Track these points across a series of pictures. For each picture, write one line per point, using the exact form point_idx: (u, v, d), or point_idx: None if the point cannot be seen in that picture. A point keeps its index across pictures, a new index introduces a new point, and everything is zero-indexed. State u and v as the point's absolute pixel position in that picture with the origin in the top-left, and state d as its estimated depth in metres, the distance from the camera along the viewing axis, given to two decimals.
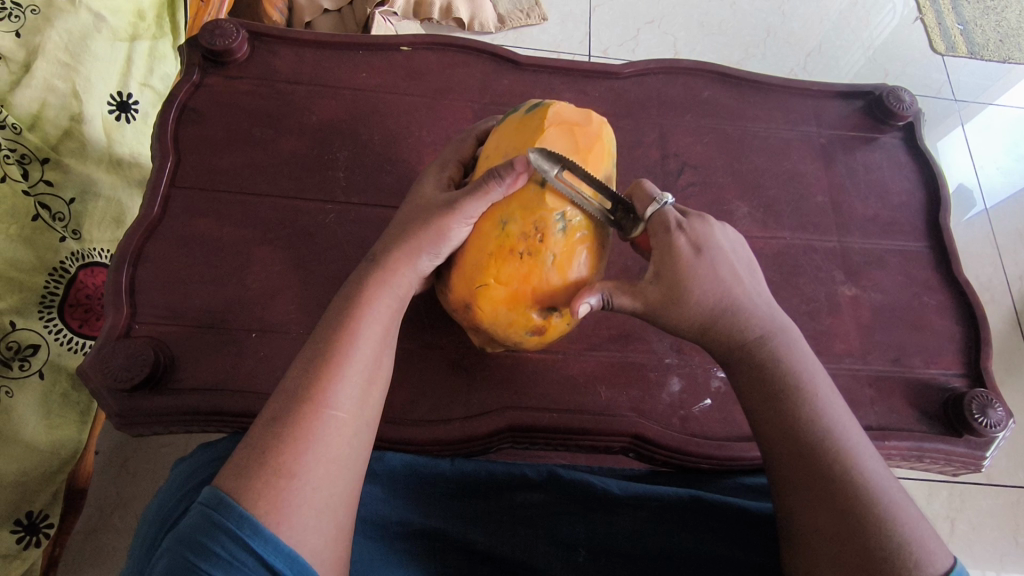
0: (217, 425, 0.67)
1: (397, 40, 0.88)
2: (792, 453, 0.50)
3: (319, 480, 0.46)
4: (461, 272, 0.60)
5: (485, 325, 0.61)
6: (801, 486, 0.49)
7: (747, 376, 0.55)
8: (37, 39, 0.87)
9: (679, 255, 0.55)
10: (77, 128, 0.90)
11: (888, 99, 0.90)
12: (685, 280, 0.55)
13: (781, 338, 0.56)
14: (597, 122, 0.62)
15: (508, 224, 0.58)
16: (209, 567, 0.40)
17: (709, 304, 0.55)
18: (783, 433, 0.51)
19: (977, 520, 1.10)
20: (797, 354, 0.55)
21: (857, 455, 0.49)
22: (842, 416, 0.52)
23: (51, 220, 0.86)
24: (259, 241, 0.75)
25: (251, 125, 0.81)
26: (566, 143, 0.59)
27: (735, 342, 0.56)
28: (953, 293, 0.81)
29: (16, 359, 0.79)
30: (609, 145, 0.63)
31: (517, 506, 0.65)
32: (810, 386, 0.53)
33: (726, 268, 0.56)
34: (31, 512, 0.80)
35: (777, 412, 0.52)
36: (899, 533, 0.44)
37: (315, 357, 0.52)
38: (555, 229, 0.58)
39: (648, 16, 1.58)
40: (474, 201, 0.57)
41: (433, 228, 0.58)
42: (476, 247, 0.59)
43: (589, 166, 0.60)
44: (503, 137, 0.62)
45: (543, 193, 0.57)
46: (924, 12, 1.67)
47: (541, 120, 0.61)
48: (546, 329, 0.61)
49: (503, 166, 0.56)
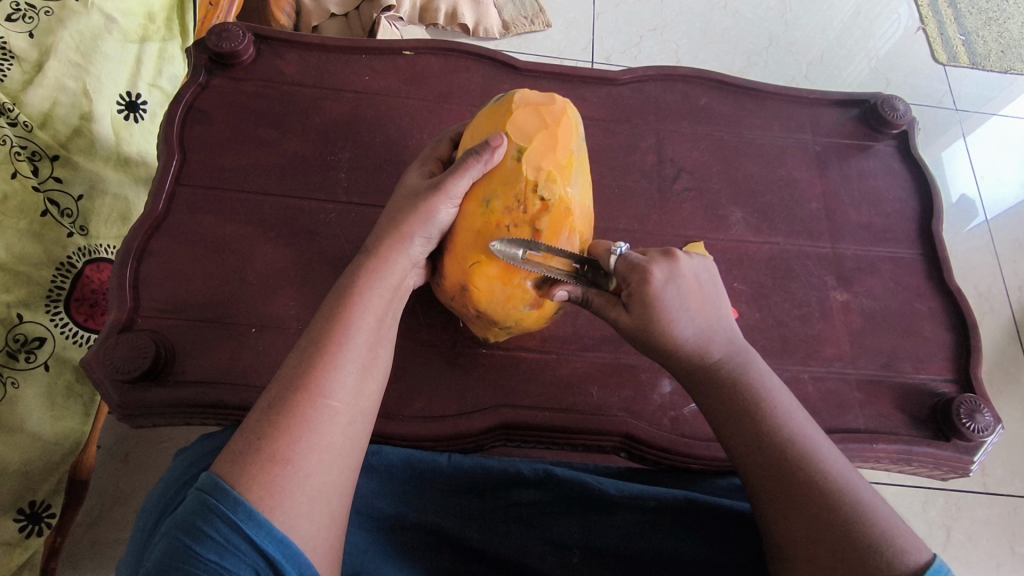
0: (215, 417, 0.69)
1: (400, 45, 0.90)
2: (761, 469, 0.51)
3: (312, 467, 0.47)
4: (454, 254, 0.65)
5: (483, 306, 0.65)
6: (775, 497, 0.50)
7: (713, 398, 0.56)
8: (49, 40, 0.89)
9: (649, 286, 0.55)
10: (86, 126, 0.92)
11: (883, 108, 0.91)
12: (655, 307, 0.55)
13: (740, 359, 0.57)
14: (562, 102, 0.65)
15: (491, 201, 0.62)
16: (204, 550, 0.42)
17: (674, 333, 0.56)
18: (753, 448, 0.52)
19: (973, 529, 1.11)
20: (755, 368, 0.56)
21: (823, 460, 0.50)
22: (801, 424, 0.53)
23: (60, 216, 0.88)
24: (261, 239, 0.77)
25: (256, 126, 0.83)
26: (536, 122, 0.63)
27: (696, 366, 0.57)
28: (944, 299, 0.82)
29: (23, 351, 0.81)
30: (577, 123, 0.66)
31: (513, 504, 0.66)
32: (771, 396, 0.54)
33: (691, 294, 0.57)
34: (35, 501, 0.81)
35: (744, 430, 0.53)
36: (868, 529, 0.45)
37: (309, 348, 0.53)
38: (536, 200, 0.62)
39: (651, 24, 1.59)
40: (457, 181, 0.61)
41: (421, 211, 0.61)
42: (465, 227, 0.63)
43: (559, 140, 0.63)
44: (476, 128, 0.66)
45: (519, 167, 0.62)
46: (926, 23, 1.68)
47: (508, 104, 0.64)
48: (541, 299, 0.65)
49: (480, 146, 0.61)
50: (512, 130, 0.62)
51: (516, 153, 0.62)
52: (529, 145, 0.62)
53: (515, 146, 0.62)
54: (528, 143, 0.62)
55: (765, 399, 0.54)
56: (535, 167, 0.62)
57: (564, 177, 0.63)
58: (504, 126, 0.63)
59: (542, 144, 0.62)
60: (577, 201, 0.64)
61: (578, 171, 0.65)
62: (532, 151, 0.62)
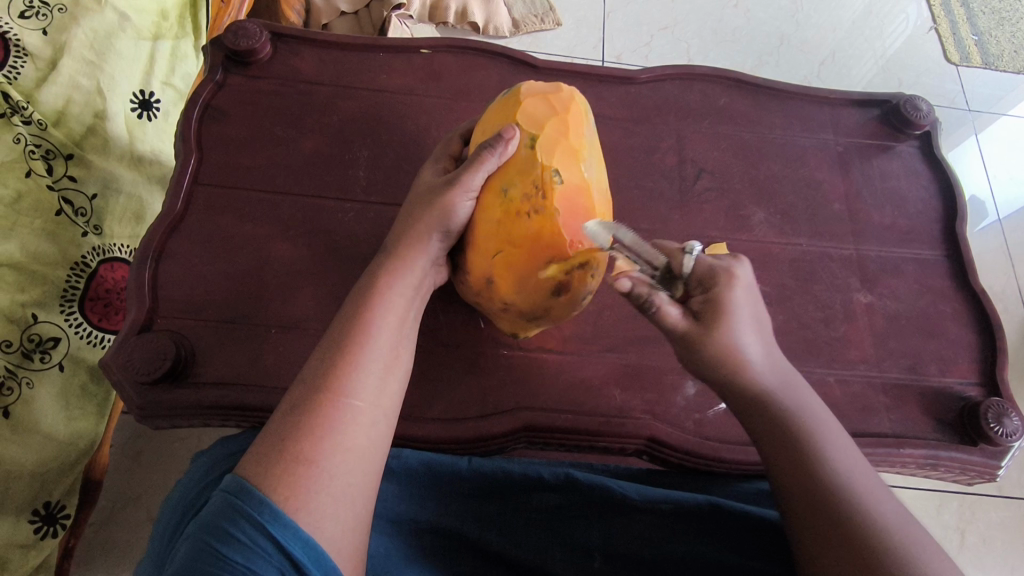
0: (236, 419, 0.68)
1: (417, 43, 0.89)
2: (813, 505, 0.49)
3: (337, 466, 0.47)
4: (477, 249, 0.64)
5: (511, 296, 0.64)
6: (826, 534, 0.48)
7: (761, 426, 0.54)
8: (63, 37, 0.89)
9: (727, 295, 0.52)
10: (100, 125, 0.91)
11: (904, 108, 0.90)
12: (726, 318, 0.52)
13: (789, 387, 0.54)
14: (569, 89, 0.65)
15: (509, 190, 0.61)
16: (229, 552, 0.41)
17: (732, 351, 0.53)
18: (800, 484, 0.50)
19: (990, 533, 1.10)
20: (808, 401, 0.55)
21: (876, 502, 0.48)
22: (853, 465, 0.51)
23: (74, 215, 0.87)
24: (280, 238, 0.76)
25: (273, 124, 0.82)
26: (545, 109, 0.62)
27: (744, 393, 0.54)
28: (969, 301, 0.81)
29: (37, 351, 0.80)
30: (585, 108, 0.65)
31: (536, 508, 0.65)
32: (824, 432, 0.53)
33: (755, 311, 0.54)
34: (49, 503, 0.81)
35: (790, 464, 0.51)
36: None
37: (331, 346, 0.53)
38: (554, 185, 0.60)
39: (662, 23, 1.58)
40: (473, 174, 0.61)
41: (439, 207, 0.61)
42: (485, 219, 0.63)
43: (569, 125, 0.62)
44: (486, 124, 0.66)
45: (533, 154, 0.60)
46: (938, 22, 1.67)
47: (516, 96, 0.64)
48: (570, 286, 0.63)
49: (493, 138, 0.61)
50: (522, 119, 0.61)
51: (529, 141, 0.61)
52: (541, 132, 0.61)
53: (528, 134, 0.61)
54: (539, 129, 0.61)
55: (818, 434, 0.52)
56: (549, 153, 0.60)
57: (579, 160, 0.62)
58: (514, 117, 0.62)
59: (554, 129, 0.61)
60: (596, 184, 0.63)
61: (592, 153, 0.64)
62: (544, 137, 0.61)
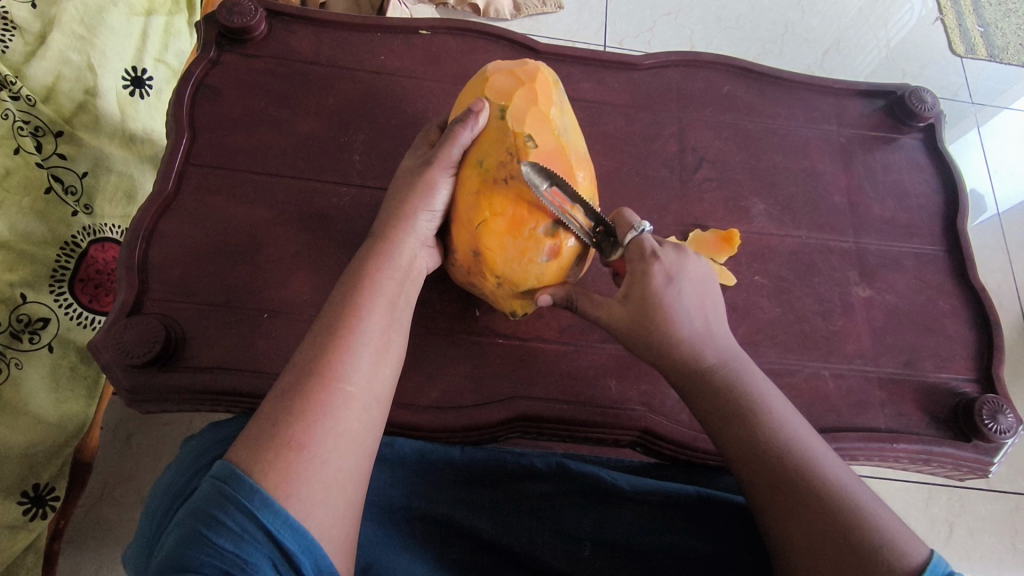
0: (226, 403, 0.67)
1: (416, 23, 0.87)
2: (756, 478, 0.50)
3: (327, 452, 0.46)
4: (461, 222, 0.62)
5: (499, 265, 0.62)
6: (778, 507, 0.48)
7: (702, 402, 0.54)
8: (53, 11, 0.87)
9: (647, 278, 0.56)
10: (91, 102, 0.89)
11: (910, 100, 0.88)
12: (653, 298, 0.56)
13: (735, 362, 0.55)
14: (537, 62, 0.65)
15: (484, 161, 0.61)
16: (219, 539, 0.41)
17: (672, 328, 0.55)
18: (750, 455, 0.50)
19: (976, 525, 1.10)
20: (757, 381, 0.54)
21: (823, 468, 0.49)
22: (812, 440, 0.51)
23: (64, 193, 0.86)
24: (273, 222, 0.75)
25: (268, 105, 0.80)
26: (512, 82, 0.62)
27: (689, 368, 0.55)
28: (968, 297, 0.80)
29: (25, 332, 0.79)
30: (553, 76, 0.65)
31: (526, 496, 0.65)
32: (777, 407, 0.52)
33: (694, 295, 0.57)
34: (38, 485, 0.80)
35: (737, 435, 0.52)
36: (878, 542, 0.43)
37: (322, 330, 0.52)
38: (528, 149, 0.59)
39: (665, 8, 1.56)
40: (449, 149, 0.60)
41: (421, 186, 0.61)
42: (465, 195, 0.61)
43: (539, 93, 0.62)
44: (457, 108, 0.66)
45: (505, 123, 0.60)
46: (945, 13, 1.64)
47: (484, 75, 0.65)
48: (558, 248, 0.61)
49: (463, 115, 0.61)
50: (491, 93, 0.62)
51: (499, 113, 0.61)
52: (509, 103, 0.61)
53: (497, 106, 0.61)
54: (508, 100, 0.61)
55: (765, 412, 0.52)
56: (520, 120, 0.60)
57: (553, 124, 0.61)
58: (482, 93, 0.63)
59: (523, 99, 0.61)
60: (573, 147, 0.63)
61: (565, 119, 0.64)
62: (514, 107, 0.61)
